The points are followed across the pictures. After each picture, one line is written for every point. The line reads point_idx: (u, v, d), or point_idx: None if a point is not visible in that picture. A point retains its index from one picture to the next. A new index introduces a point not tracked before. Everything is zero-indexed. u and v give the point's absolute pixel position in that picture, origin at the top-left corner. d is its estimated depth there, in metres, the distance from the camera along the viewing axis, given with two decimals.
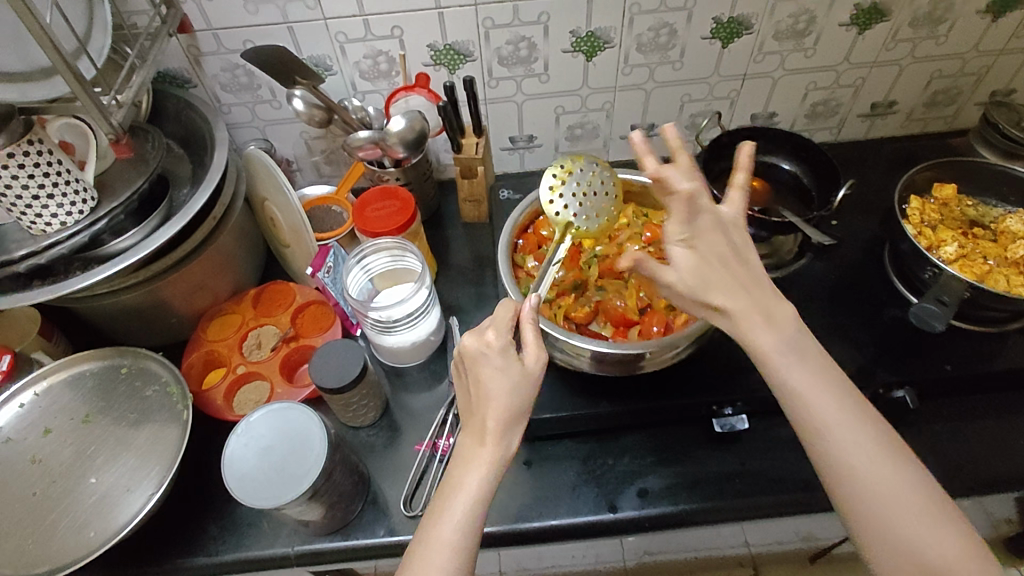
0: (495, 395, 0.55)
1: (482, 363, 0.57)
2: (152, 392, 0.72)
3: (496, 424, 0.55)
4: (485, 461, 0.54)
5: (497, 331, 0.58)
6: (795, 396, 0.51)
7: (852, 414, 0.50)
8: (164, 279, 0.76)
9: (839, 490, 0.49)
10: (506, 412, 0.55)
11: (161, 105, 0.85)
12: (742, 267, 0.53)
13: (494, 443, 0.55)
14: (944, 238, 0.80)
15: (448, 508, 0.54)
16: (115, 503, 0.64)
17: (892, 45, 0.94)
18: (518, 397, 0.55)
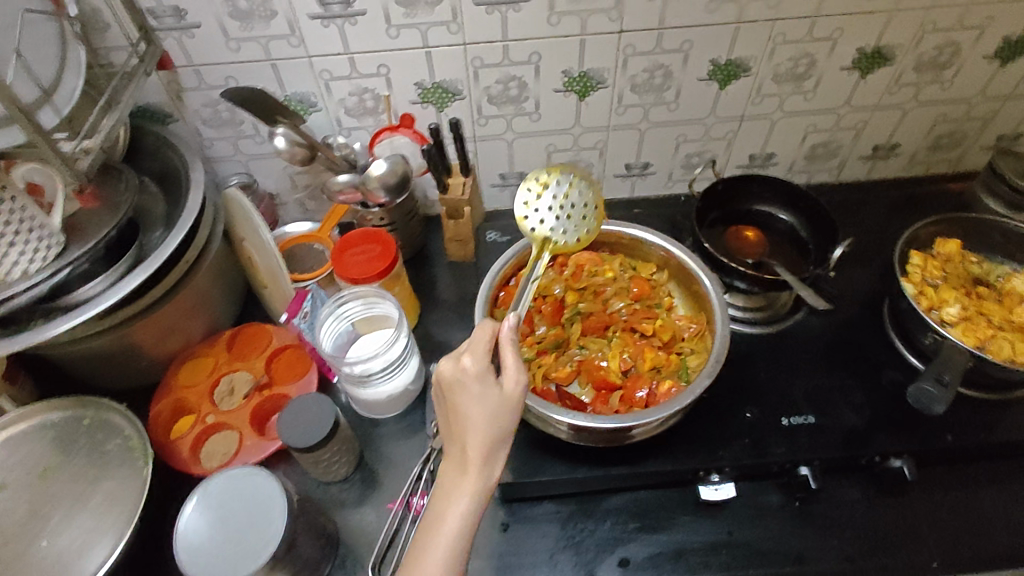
0: (473, 424, 0.54)
1: (459, 391, 0.55)
2: (113, 446, 0.69)
3: (475, 452, 0.53)
4: (468, 492, 0.52)
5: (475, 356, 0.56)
6: None
7: None
8: (133, 325, 0.73)
9: None
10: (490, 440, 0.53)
11: (139, 140, 0.82)
12: None
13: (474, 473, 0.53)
14: (947, 298, 0.77)
15: (429, 545, 0.51)
16: (68, 567, 0.61)
17: (896, 89, 0.91)
18: (498, 423, 0.54)
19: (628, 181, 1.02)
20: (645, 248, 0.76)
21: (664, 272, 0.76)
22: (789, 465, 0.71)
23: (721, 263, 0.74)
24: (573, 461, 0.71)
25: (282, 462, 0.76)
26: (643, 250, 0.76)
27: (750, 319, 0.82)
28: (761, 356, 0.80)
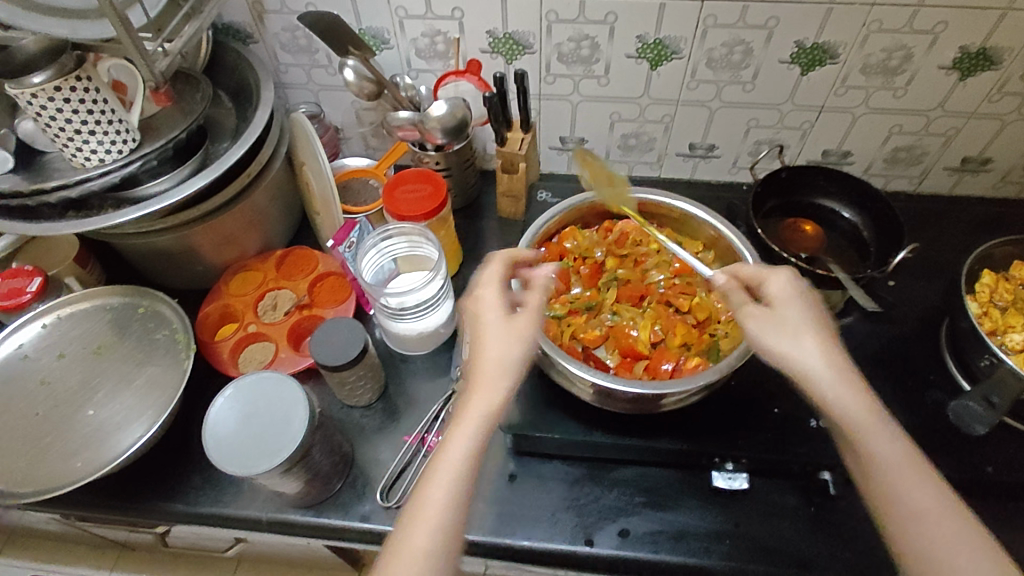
0: (487, 354, 0.54)
1: (480, 322, 0.56)
2: (162, 336, 0.74)
3: (485, 372, 0.53)
4: (478, 408, 0.52)
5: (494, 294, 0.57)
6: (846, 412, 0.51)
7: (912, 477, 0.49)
8: (193, 228, 0.77)
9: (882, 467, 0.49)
10: (500, 364, 0.53)
11: (220, 54, 0.85)
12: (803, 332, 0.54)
13: (485, 394, 0.52)
14: (1014, 323, 0.72)
15: (442, 461, 0.50)
16: (107, 437, 0.67)
17: (997, 97, 0.84)
18: (511, 350, 0.54)
19: (690, 162, 0.99)
20: (695, 224, 0.74)
21: (710, 252, 0.75)
22: (811, 468, 0.69)
23: (772, 251, 0.72)
24: (589, 424, 0.71)
25: (311, 380, 0.80)
26: (692, 227, 0.75)
27: None
28: None
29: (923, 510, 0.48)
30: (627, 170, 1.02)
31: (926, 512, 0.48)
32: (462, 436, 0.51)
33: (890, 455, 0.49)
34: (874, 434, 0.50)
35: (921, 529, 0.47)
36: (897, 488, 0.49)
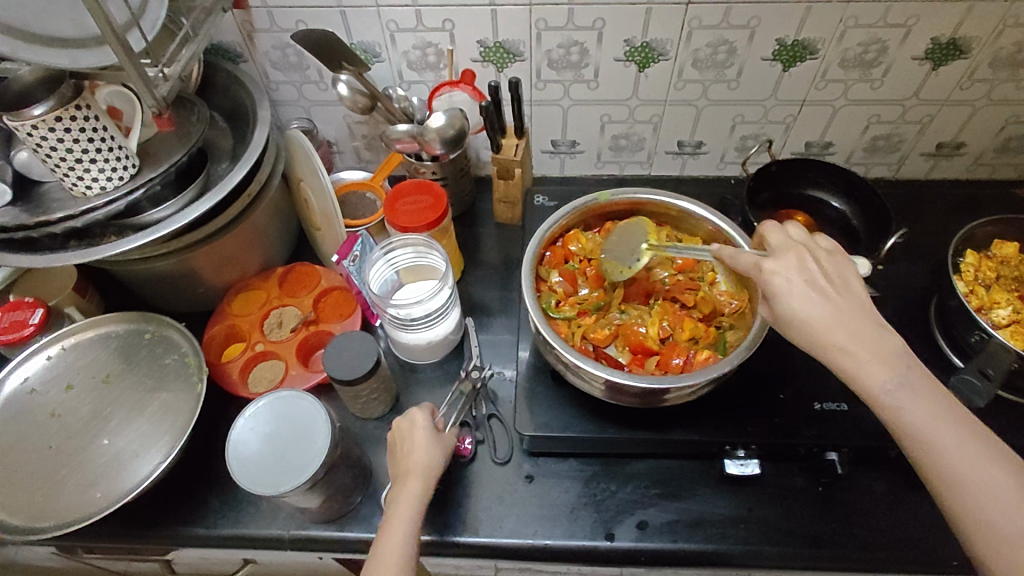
0: (416, 451, 0.64)
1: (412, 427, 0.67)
2: (171, 361, 0.74)
3: (416, 465, 0.63)
4: (410, 492, 0.61)
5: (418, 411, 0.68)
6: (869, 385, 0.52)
7: (949, 436, 0.50)
8: (196, 251, 0.77)
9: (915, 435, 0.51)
10: (428, 458, 0.64)
11: (211, 75, 0.85)
12: (815, 316, 0.55)
13: (416, 479, 0.62)
14: (997, 299, 0.76)
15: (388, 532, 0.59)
16: (124, 466, 0.66)
17: (967, 85, 0.88)
18: (434, 452, 0.65)
19: (679, 159, 1.02)
20: (692, 221, 0.76)
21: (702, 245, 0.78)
22: (817, 449, 0.72)
23: None
24: (602, 420, 0.73)
25: (324, 395, 0.80)
26: (691, 224, 0.77)
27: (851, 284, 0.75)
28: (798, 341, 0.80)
29: (969, 467, 0.49)
30: (617, 169, 1.04)
31: (966, 466, 0.49)
32: (398, 517, 0.60)
33: (925, 416, 0.50)
34: (906, 400, 0.51)
35: (969, 486, 0.49)
36: (937, 446, 0.50)
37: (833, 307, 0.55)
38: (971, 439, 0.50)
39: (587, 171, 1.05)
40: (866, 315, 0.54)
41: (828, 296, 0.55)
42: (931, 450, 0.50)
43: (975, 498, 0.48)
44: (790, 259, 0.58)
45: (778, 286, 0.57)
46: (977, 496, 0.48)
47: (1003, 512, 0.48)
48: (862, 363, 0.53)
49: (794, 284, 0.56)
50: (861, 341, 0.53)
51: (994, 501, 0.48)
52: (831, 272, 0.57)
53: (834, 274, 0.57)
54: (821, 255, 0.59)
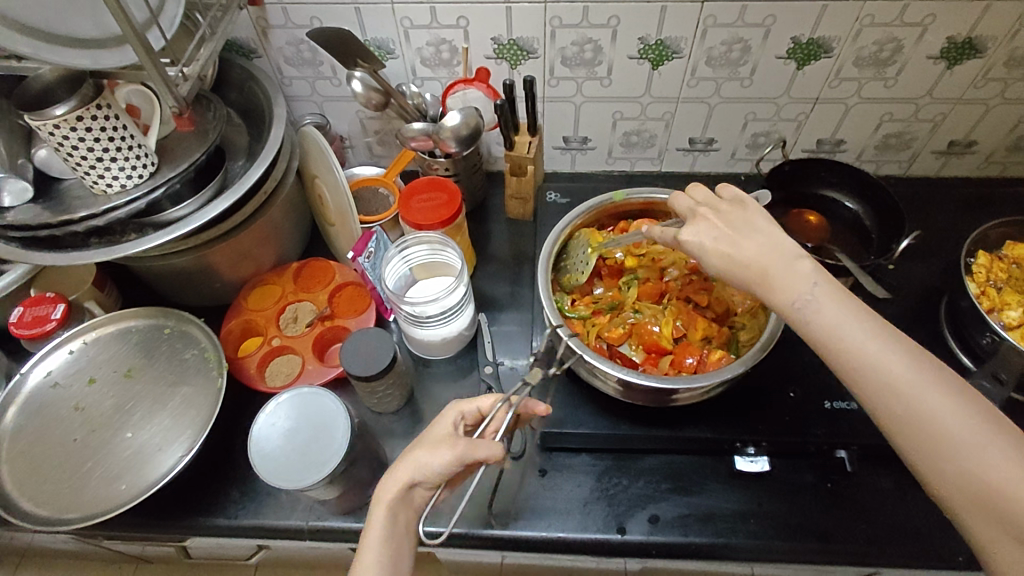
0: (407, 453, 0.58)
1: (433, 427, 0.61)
2: (191, 355, 0.75)
3: (399, 465, 0.57)
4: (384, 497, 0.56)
5: (446, 410, 0.62)
6: (797, 308, 0.52)
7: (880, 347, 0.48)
8: (213, 248, 0.78)
9: (847, 355, 0.49)
10: (412, 464, 0.56)
11: (225, 71, 0.85)
12: (736, 260, 0.55)
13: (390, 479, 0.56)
14: (1008, 301, 0.77)
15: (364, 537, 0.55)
16: (148, 458, 0.68)
17: (981, 84, 0.88)
18: (423, 457, 0.56)
19: (690, 156, 1.02)
20: None
21: None
22: (827, 447, 0.73)
23: None
24: (617, 417, 0.74)
25: (339, 389, 0.82)
26: None
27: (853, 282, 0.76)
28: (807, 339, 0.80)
29: (901, 376, 0.47)
30: (628, 165, 1.04)
31: (905, 379, 0.47)
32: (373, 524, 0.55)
33: (850, 328, 0.49)
34: (827, 314, 0.50)
35: (910, 399, 0.46)
36: (872, 359, 0.48)
37: (747, 241, 0.56)
38: (904, 351, 0.48)
39: (598, 167, 1.05)
40: (779, 245, 0.55)
41: (737, 236, 0.56)
42: (867, 363, 0.48)
43: (909, 409, 0.46)
44: (696, 219, 0.59)
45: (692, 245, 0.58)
46: (913, 407, 0.46)
47: (944, 419, 0.45)
48: (784, 287, 0.53)
49: (706, 245, 0.57)
50: (781, 267, 0.53)
51: (941, 403, 0.46)
52: (735, 219, 0.58)
53: (738, 221, 0.57)
54: (722, 206, 0.60)
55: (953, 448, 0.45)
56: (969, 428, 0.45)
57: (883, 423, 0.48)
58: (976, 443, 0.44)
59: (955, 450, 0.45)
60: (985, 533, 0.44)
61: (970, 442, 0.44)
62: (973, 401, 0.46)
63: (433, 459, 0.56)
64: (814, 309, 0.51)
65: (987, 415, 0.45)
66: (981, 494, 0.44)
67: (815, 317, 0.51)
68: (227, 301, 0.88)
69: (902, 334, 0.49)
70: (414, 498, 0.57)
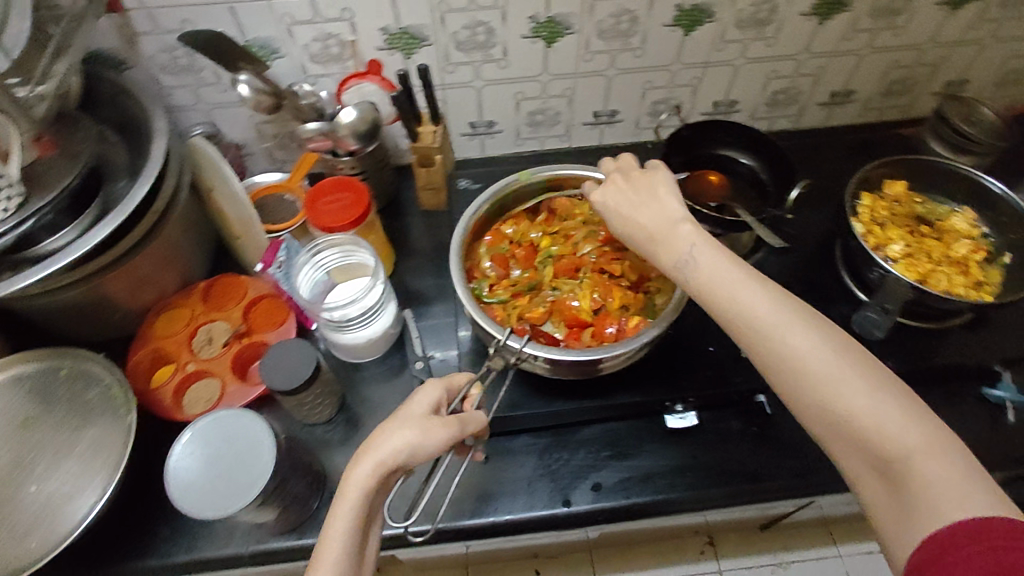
0: (388, 431, 0.54)
1: (409, 402, 0.57)
2: (94, 395, 0.70)
3: (376, 445, 0.53)
4: (363, 480, 0.51)
5: (427, 388, 0.59)
6: (682, 265, 0.57)
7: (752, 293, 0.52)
8: (105, 275, 0.71)
9: (723, 304, 0.53)
10: (396, 445, 0.52)
11: (94, 86, 0.79)
12: (632, 224, 0.61)
13: (367, 460, 0.52)
14: (892, 237, 0.85)
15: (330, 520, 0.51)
16: (60, 510, 0.63)
17: (852, 36, 0.93)
18: (407, 438, 0.53)
19: (596, 130, 1.04)
20: None
21: None
22: (748, 393, 0.77)
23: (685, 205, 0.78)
24: (549, 395, 0.75)
25: (266, 407, 0.79)
26: None
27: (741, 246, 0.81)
28: None
29: (769, 319, 0.51)
30: (537, 145, 1.05)
31: (772, 321, 0.51)
32: (346, 507, 0.51)
33: (723, 281, 0.54)
34: (706, 271, 0.55)
35: (778, 339, 0.50)
36: (745, 305, 0.52)
37: (646, 206, 0.61)
38: (775, 295, 0.52)
39: (508, 150, 1.05)
40: (672, 211, 0.60)
41: (639, 202, 0.61)
42: (740, 311, 0.52)
43: (777, 349, 0.50)
44: (605, 186, 0.64)
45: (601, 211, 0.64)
46: (780, 349, 0.50)
47: (807, 355, 0.49)
48: (671, 248, 0.58)
49: (610, 211, 0.63)
50: (671, 228, 0.58)
51: (803, 340, 0.49)
52: (640, 186, 0.63)
53: (643, 186, 0.62)
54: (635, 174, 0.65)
55: (817, 381, 0.48)
56: (829, 361, 0.48)
57: (760, 367, 0.52)
58: (833, 375, 0.48)
59: (819, 384, 0.48)
60: (852, 460, 0.48)
61: (830, 378, 0.48)
62: (834, 337, 0.50)
63: (425, 440, 0.53)
64: (698, 263, 0.56)
65: (848, 352, 0.49)
66: (841, 425, 0.47)
67: (697, 271, 0.56)
68: (131, 331, 0.82)
69: (774, 285, 0.54)
70: (386, 482, 0.54)
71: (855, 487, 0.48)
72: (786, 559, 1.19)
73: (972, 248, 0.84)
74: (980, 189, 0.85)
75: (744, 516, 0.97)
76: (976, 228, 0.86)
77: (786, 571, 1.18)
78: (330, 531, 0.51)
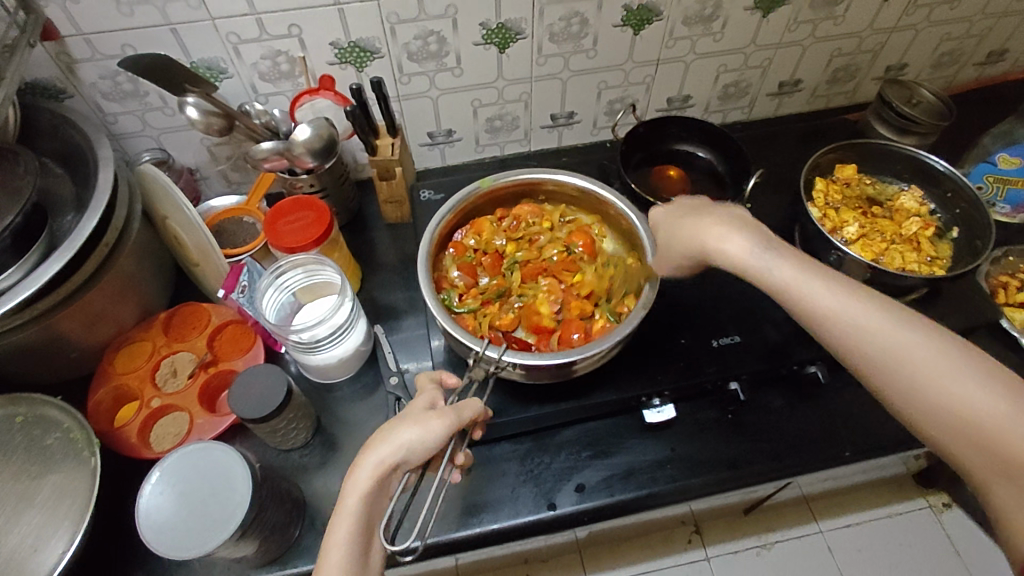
0: (387, 432, 0.53)
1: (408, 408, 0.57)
2: (53, 440, 0.67)
3: (376, 446, 0.52)
4: (362, 483, 0.50)
5: (424, 394, 0.59)
6: (757, 270, 0.53)
7: (847, 295, 0.50)
8: (58, 314, 0.68)
9: (812, 308, 0.50)
10: (395, 443, 0.51)
11: (31, 118, 0.76)
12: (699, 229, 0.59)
13: (368, 462, 0.51)
14: (846, 219, 0.88)
15: (332, 527, 0.50)
16: (23, 564, 0.60)
17: (795, 27, 0.96)
18: (407, 436, 0.52)
19: (555, 132, 1.05)
20: (578, 196, 0.81)
21: (592, 216, 0.82)
22: (721, 382, 0.78)
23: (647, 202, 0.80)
24: (525, 401, 0.75)
25: (238, 436, 0.77)
26: (586, 197, 0.80)
27: None
28: (688, 288, 0.86)
29: (872, 323, 0.48)
30: (498, 151, 1.05)
31: (875, 325, 0.48)
32: (346, 513, 0.50)
33: (809, 285, 0.51)
34: (788, 269, 0.52)
35: (886, 342, 0.47)
36: (838, 308, 0.49)
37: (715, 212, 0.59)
38: (874, 298, 0.49)
39: (469, 157, 1.05)
40: (732, 214, 0.58)
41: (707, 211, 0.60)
42: (836, 315, 0.49)
43: (886, 354, 0.47)
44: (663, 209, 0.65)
45: (667, 224, 0.63)
46: (885, 349, 0.47)
47: (922, 358, 0.46)
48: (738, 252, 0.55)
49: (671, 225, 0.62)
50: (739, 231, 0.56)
51: (912, 342, 0.47)
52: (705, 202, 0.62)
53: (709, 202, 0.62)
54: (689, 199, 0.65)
55: (934, 385, 0.45)
56: (948, 363, 0.45)
57: (859, 369, 0.49)
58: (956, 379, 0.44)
59: (937, 388, 0.45)
60: (982, 472, 0.44)
61: (944, 377, 0.45)
62: (948, 340, 0.47)
63: (421, 437, 0.52)
64: (778, 265, 0.53)
65: (966, 353, 0.46)
66: (970, 430, 0.43)
67: (771, 272, 0.53)
68: (90, 370, 0.79)
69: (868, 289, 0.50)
70: (386, 486, 0.53)
71: (985, 498, 0.44)
72: (770, 540, 1.21)
73: (922, 225, 0.86)
74: (924, 167, 0.89)
75: (727, 501, 0.99)
76: (924, 206, 0.88)
77: (772, 551, 1.20)
78: (333, 537, 0.49)
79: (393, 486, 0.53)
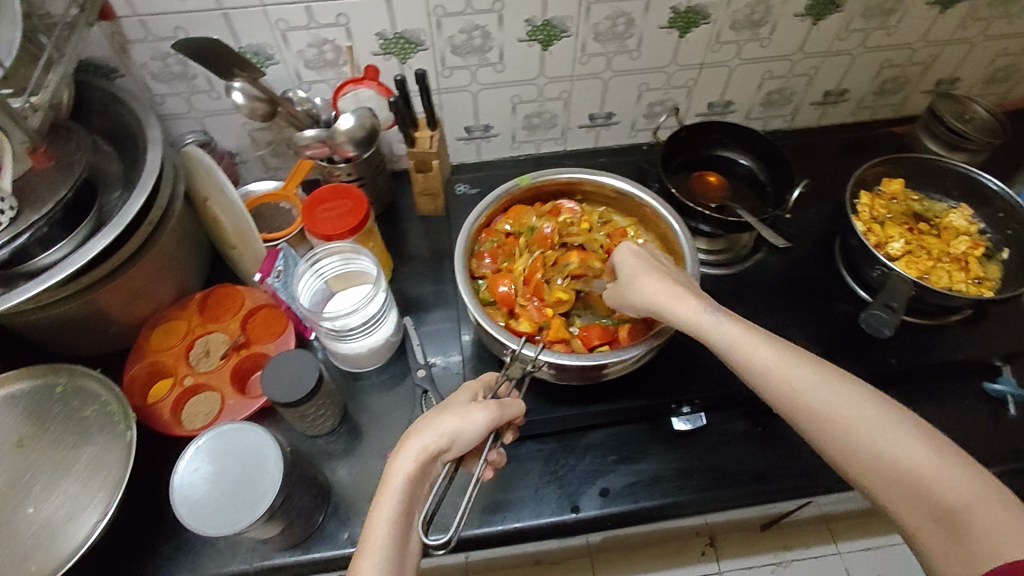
0: (430, 418, 0.53)
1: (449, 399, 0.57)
2: (91, 412, 0.68)
3: (420, 430, 0.52)
4: (406, 465, 0.50)
5: (467, 387, 0.60)
6: (706, 329, 0.57)
7: (783, 355, 0.54)
8: (99, 288, 0.69)
9: (753, 367, 0.54)
10: (440, 428, 0.52)
11: (84, 95, 0.77)
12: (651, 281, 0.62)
13: (412, 444, 0.51)
14: (891, 234, 0.86)
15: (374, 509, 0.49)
16: (59, 532, 0.61)
17: (846, 36, 0.94)
18: (450, 423, 0.52)
19: (592, 132, 1.04)
20: (619, 198, 0.81)
21: (628, 219, 0.82)
22: (752, 393, 0.77)
23: (686, 206, 0.79)
24: (554, 401, 0.75)
25: (267, 419, 0.77)
26: (626, 199, 0.80)
27: (710, 261, 0.87)
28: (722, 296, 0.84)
29: (801, 382, 0.52)
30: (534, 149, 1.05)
31: (807, 385, 0.52)
32: (388, 496, 0.49)
33: (748, 345, 0.55)
34: (733, 330, 0.56)
35: (816, 398, 0.51)
36: (773, 368, 0.53)
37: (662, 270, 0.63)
38: (804, 358, 0.53)
39: (504, 154, 1.04)
40: (681, 279, 0.62)
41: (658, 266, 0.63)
42: (774, 372, 0.53)
43: (819, 410, 0.51)
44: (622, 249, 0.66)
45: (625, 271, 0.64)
46: (813, 404, 0.51)
47: (850, 413, 0.50)
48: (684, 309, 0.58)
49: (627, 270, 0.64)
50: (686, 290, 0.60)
51: (837, 398, 0.51)
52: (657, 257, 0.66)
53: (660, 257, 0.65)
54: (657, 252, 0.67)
55: (862, 439, 0.49)
56: (869, 416, 0.49)
57: (795, 422, 0.53)
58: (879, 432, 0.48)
59: (864, 443, 0.49)
60: (909, 518, 0.47)
61: (873, 432, 0.49)
62: (872, 396, 0.51)
63: (464, 424, 0.52)
64: (720, 324, 0.57)
65: (889, 408, 0.50)
66: (896, 480, 0.47)
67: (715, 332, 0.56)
68: (126, 345, 0.80)
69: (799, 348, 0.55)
70: (426, 474, 0.53)
71: (913, 543, 0.48)
72: (786, 558, 1.19)
73: (971, 244, 0.84)
74: (976, 185, 0.86)
75: (746, 516, 0.97)
76: (974, 225, 0.86)
77: (787, 569, 1.18)
78: (374, 518, 0.49)
79: (432, 475, 0.53)
